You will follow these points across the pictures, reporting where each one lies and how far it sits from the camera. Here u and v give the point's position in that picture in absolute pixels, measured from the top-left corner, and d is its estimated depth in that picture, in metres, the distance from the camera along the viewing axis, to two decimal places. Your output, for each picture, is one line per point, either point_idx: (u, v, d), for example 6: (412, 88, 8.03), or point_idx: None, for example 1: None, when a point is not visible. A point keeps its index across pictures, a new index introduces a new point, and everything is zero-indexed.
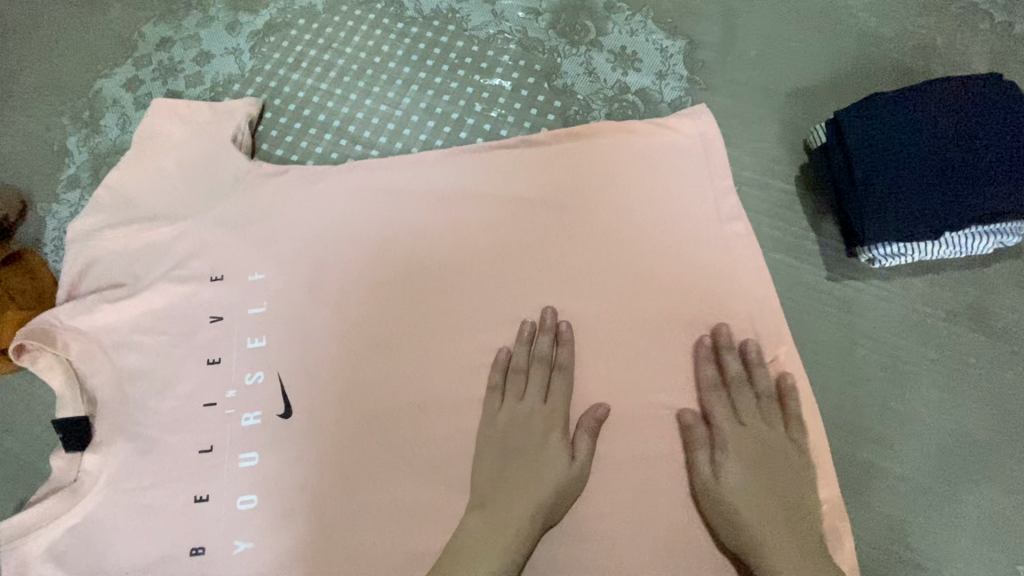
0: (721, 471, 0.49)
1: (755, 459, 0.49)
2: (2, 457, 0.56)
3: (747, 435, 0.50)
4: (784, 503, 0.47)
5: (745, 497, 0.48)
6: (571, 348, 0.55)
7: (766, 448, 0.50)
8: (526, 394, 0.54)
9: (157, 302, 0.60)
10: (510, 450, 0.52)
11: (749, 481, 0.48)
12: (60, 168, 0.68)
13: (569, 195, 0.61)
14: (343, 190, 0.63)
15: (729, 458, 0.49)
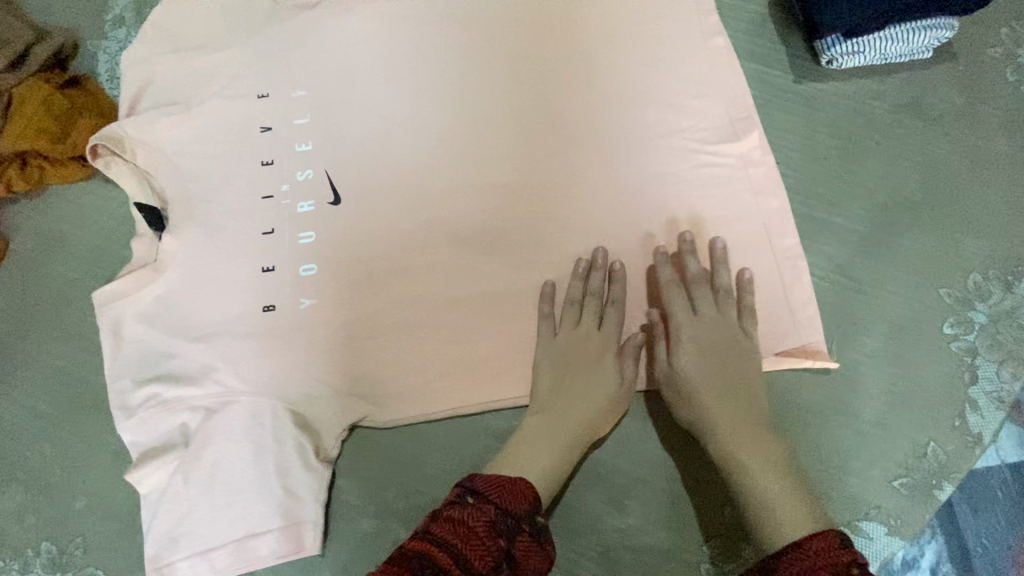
0: (676, 365, 0.56)
1: (706, 348, 0.56)
2: (82, 247, 0.64)
3: (680, 333, 0.57)
4: (729, 394, 0.55)
5: (695, 381, 0.55)
6: (622, 284, 0.60)
7: (720, 340, 0.57)
8: (580, 322, 0.59)
9: (210, 116, 0.67)
10: (564, 369, 0.57)
11: (699, 366, 0.56)
12: (104, 10, 0.74)
13: (572, 21, 0.69)
14: (371, 18, 0.70)
15: (683, 347, 0.57)
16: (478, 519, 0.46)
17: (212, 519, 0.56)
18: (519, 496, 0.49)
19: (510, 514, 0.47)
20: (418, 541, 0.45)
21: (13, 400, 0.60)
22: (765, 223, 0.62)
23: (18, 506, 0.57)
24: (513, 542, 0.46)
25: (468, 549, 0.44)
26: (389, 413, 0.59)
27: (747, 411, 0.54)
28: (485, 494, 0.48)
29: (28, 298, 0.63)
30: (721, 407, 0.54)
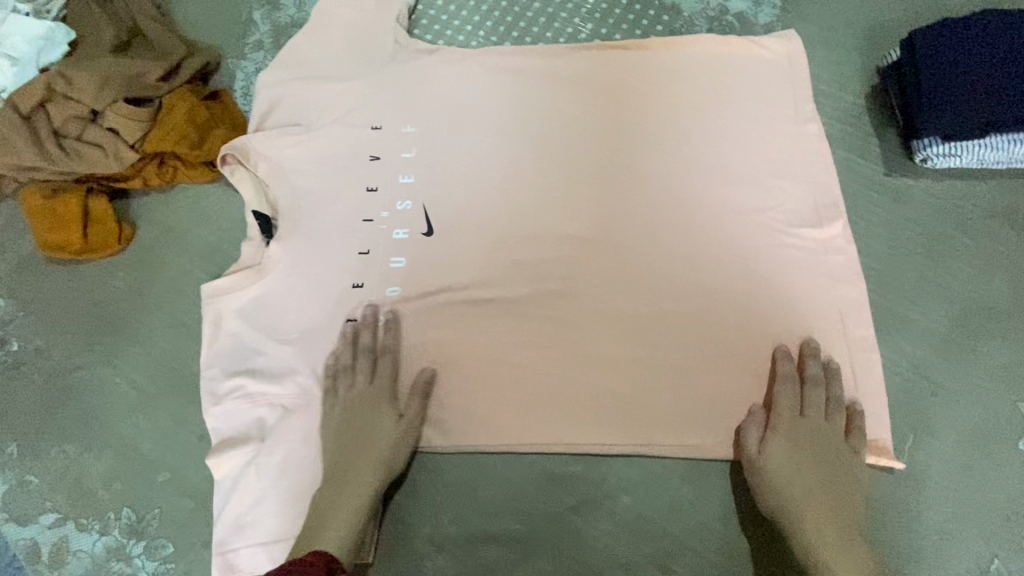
0: (760, 456, 0.57)
1: (801, 441, 0.58)
2: (199, 242, 0.71)
3: (778, 424, 0.58)
4: (825, 481, 0.56)
5: (781, 474, 0.57)
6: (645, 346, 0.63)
7: (821, 438, 0.58)
8: (354, 384, 0.62)
9: (328, 140, 0.74)
10: (343, 420, 0.61)
11: (793, 459, 0.57)
12: (247, 33, 0.82)
13: (669, 93, 0.73)
14: (482, 69, 0.76)
15: (778, 439, 0.58)
16: None
17: (276, 512, 0.60)
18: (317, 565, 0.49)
19: None
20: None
21: (117, 373, 0.66)
22: (840, 312, 0.63)
23: (106, 470, 0.62)
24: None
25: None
26: (451, 440, 0.62)
27: (838, 498, 0.56)
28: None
29: (144, 282, 0.70)
30: (809, 494, 0.56)
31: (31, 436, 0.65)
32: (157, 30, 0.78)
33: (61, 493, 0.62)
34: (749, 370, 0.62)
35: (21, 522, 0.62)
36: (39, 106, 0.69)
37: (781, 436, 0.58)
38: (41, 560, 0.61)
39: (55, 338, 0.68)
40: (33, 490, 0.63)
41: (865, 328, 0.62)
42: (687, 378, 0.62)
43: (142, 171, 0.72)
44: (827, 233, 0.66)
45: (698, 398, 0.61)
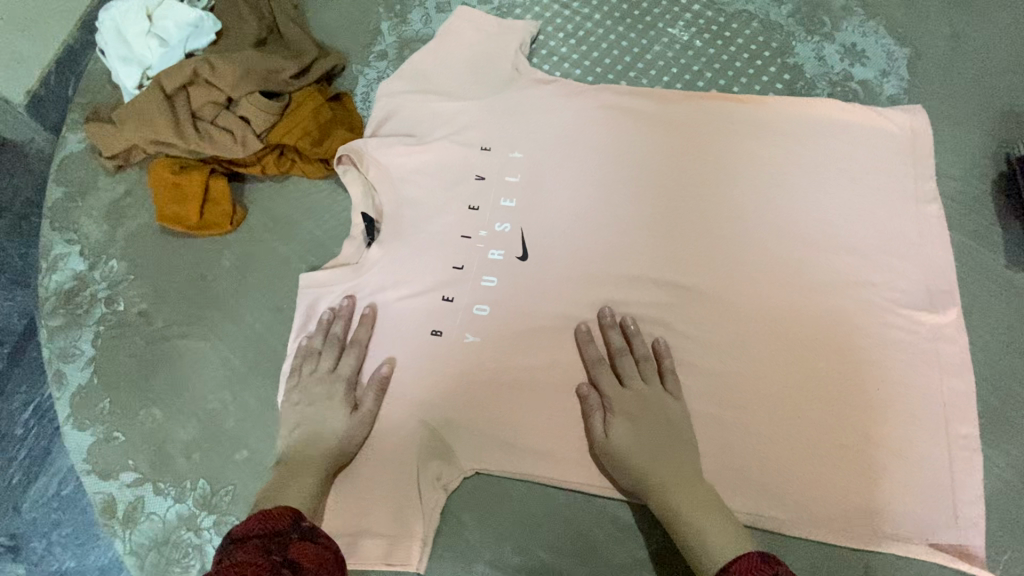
0: (612, 431, 0.59)
1: (636, 415, 0.59)
2: (306, 234, 0.74)
3: (613, 410, 0.60)
4: (658, 448, 0.57)
5: (630, 452, 0.58)
6: (730, 406, 0.62)
7: (651, 409, 0.60)
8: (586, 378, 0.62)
9: (438, 154, 0.76)
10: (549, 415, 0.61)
11: (631, 436, 0.58)
12: (373, 42, 0.86)
13: (782, 153, 0.72)
14: (596, 105, 0.77)
15: (618, 421, 0.59)
16: (248, 551, 0.46)
17: (346, 508, 0.61)
18: (278, 518, 0.51)
19: (275, 534, 0.49)
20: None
21: (211, 347, 0.69)
22: (945, 403, 0.60)
23: (188, 440, 0.65)
24: (286, 548, 0.48)
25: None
26: (522, 468, 0.62)
27: (681, 469, 0.57)
28: (245, 536, 0.48)
29: (250, 265, 0.73)
30: (670, 468, 0.56)
31: (125, 394, 0.68)
32: (294, 31, 0.82)
33: (142, 455, 0.65)
34: (839, 448, 0.59)
35: (102, 476, 0.65)
36: (182, 87, 0.74)
37: (620, 416, 0.60)
38: (116, 516, 0.63)
39: (158, 305, 0.72)
40: (118, 447, 0.65)
41: (970, 425, 0.60)
42: (772, 446, 0.60)
43: (262, 160, 0.76)
44: (938, 319, 0.63)
45: (781, 469, 0.59)
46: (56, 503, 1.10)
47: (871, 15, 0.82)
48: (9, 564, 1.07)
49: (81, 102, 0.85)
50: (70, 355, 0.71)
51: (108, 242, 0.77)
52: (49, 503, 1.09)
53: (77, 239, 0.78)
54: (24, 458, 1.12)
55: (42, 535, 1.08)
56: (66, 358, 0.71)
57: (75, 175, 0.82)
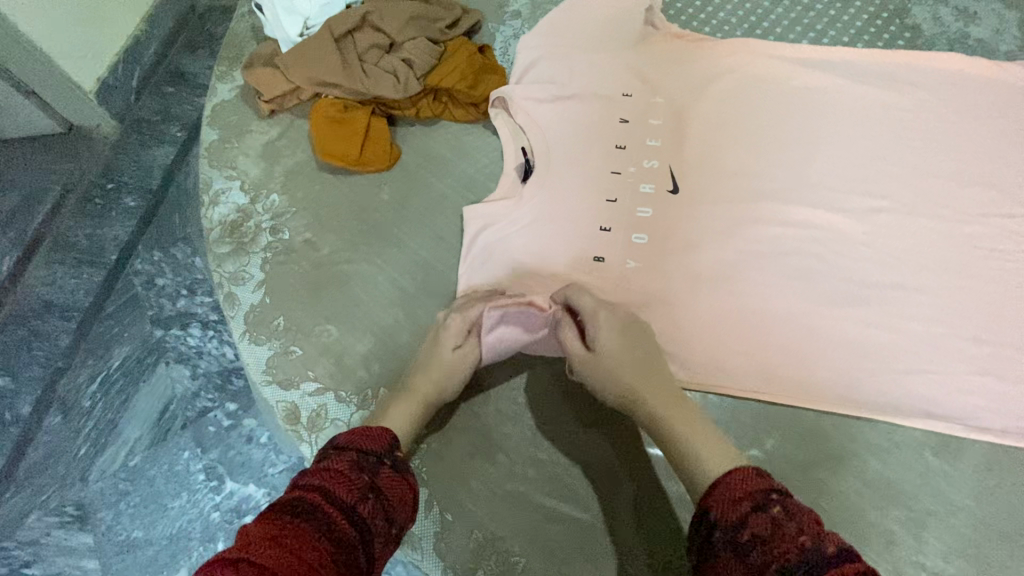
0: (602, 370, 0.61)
1: (624, 327, 0.62)
2: (461, 173, 0.79)
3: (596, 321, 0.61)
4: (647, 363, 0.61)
5: (624, 359, 0.60)
6: (877, 326, 0.67)
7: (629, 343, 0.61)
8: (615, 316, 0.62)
9: (583, 97, 0.80)
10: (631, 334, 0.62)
11: (620, 343, 0.61)
12: (507, 3, 0.91)
13: (909, 100, 0.76)
14: (731, 55, 0.81)
15: (606, 334, 0.61)
16: (343, 462, 0.52)
17: (525, 414, 0.64)
18: (376, 438, 0.56)
19: (371, 454, 0.55)
20: (297, 492, 0.50)
21: (380, 271, 0.73)
22: None
23: (366, 352, 0.69)
24: (376, 472, 0.53)
25: (339, 488, 0.50)
26: (688, 381, 0.66)
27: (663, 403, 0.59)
28: (346, 444, 0.55)
29: (410, 199, 0.78)
30: (658, 390, 0.60)
31: (299, 312, 0.71)
32: None
33: (322, 366, 0.68)
34: (985, 360, 0.65)
35: (283, 385, 0.68)
36: (347, 34, 0.79)
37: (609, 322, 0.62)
38: (300, 422, 0.66)
39: (323, 234, 0.76)
40: (296, 359, 0.69)
41: None
42: (922, 359, 0.65)
43: (417, 104, 0.81)
44: None
45: (926, 380, 0.65)
46: (123, 474, 1.12)
47: None
48: (76, 533, 1.09)
49: (228, 56, 0.90)
50: (240, 278, 0.74)
51: (267, 178, 0.81)
52: (115, 476, 1.12)
53: (236, 176, 0.82)
54: (92, 429, 1.14)
55: (110, 506, 1.11)
56: (236, 281, 0.74)
57: (228, 119, 0.86)
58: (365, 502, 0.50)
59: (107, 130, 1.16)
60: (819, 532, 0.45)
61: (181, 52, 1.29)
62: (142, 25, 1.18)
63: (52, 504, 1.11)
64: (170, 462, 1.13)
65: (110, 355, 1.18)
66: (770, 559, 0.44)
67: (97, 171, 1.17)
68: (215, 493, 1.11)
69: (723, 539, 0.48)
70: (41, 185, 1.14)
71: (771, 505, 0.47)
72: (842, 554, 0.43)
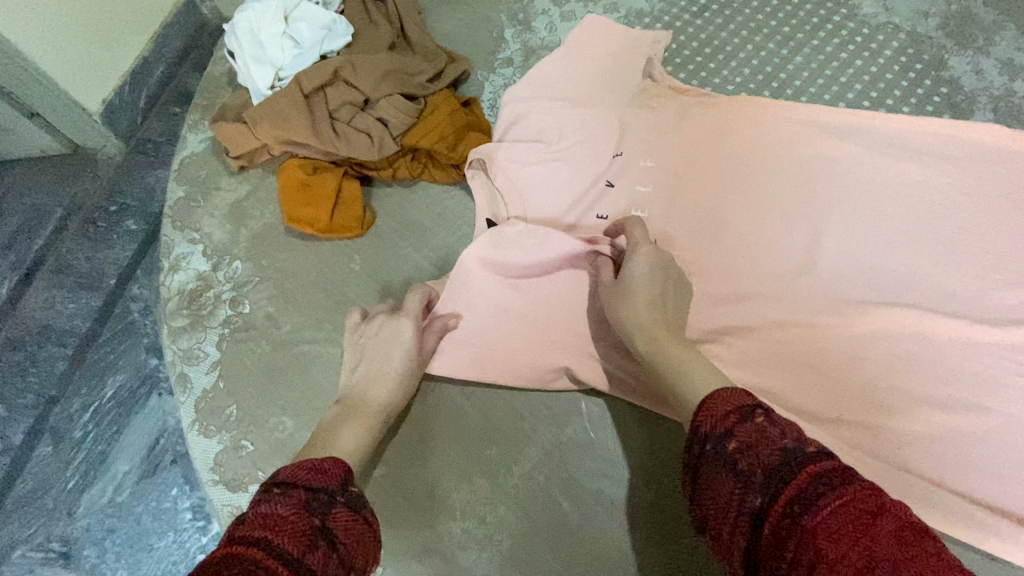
0: (625, 290, 0.53)
1: (663, 262, 0.55)
2: (438, 243, 0.72)
3: (636, 249, 0.55)
4: (672, 309, 0.53)
5: (652, 286, 0.53)
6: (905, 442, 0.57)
7: (668, 284, 0.55)
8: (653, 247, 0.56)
9: (572, 158, 0.71)
10: (670, 275, 0.55)
11: (654, 272, 0.54)
12: (498, 50, 0.85)
13: (941, 177, 0.66)
14: (740, 113, 0.72)
15: (644, 259, 0.55)
16: (286, 506, 0.40)
17: (492, 536, 0.57)
18: (327, 472, 0.44)
19: (321, 491, 0.42)
20: (228, 545, 0.36)
21: None
22: None
23: None
24: (330, 510, 0.41)
25: (282, 537, 0.37)
26: None
27: (677, 334, 0.51)
28: (289, 482, 0.42)
29: (382, 271, 0.71)
30: (673, 329, 0.51)
31: (254, 400, 0.65)
32: (422, 36, 0.81)
33: (273, 467, 0.62)
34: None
35: (231, 487, 0.62)
36: (319, 89, 0.73)
37: (650, 253, 0.55)
38: None
39: (285, 308, 0.70)
40: (246, 456, 0.63)
41: None
42: (951, 484, 0.56)
43: (394, 164, 0.74)
44: None
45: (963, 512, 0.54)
46: (110, 510, 1.01)
47: None
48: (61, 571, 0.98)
49: (201, 103, 0.85)
50: (194, 357, 0.68)
51: (231, 243, 0.75)
52: (102, 511, 1.01)
53: (199, 239, 0.76)
54: (81, 460, 1.04)
55: (94, 543, 0.99)
56: (190, 361, 0.68)
57: (195, 176, 0.80)
58: (316, 551, 0.38)
59: (110, 150, 1.11)
60: (799, 434, 0.39)
61: (190, 74, 1.21)
62: (150, 45, 1.11)
63: (37, 539, 1.00)
64: (158, 498, 1.01)
65: (103, 385, 1.08)
66: (756, 463, 0.38)
67: (101, 192, 1.13)
68: (202, 533, 0.99)
69: (713, 452, 0.40)
70: (46, 208, 1.12)
71: (755, 415, 0.40)
72: (822, 452, 0.37)
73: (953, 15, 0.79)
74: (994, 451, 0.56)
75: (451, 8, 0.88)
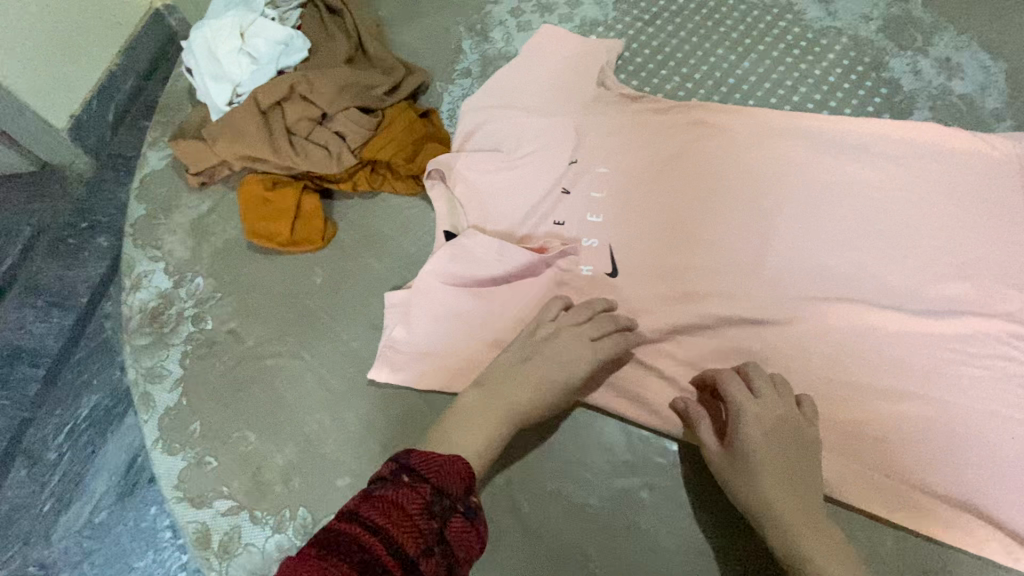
0: (744, 466, 0.52)
1: (773, 425, 0.53)
2: (398, 253, 0.73)
3: (744, 421, 0.53)
4: (791, 476, 0.51)
5: (762, 455, 0.51)
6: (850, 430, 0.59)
7: (789, 448, 0.52)
8: (761, 403, 0.54)
9: (527, 164, 0.73)
10: (790, 437, 0.52)
11: (767, 444, 0.52)
12: (457, 61, 0.86)
13: (881, 177, 0.69)
14: (688, 119, 0.74)
15: (752, 429, 0.52)
16: (413, 501, 0.41)
17: None
18: (453, 473, 0.44)
19: (445, 494, 0.43)
20: (357, 526, 0.38)
21: (308, 367, 0.67)
22: None
23: (287, 464, 0.62)
24: (448, 520, 0.41)
25: (404, 535, 0.39)
26: (642, 495, 0.59)
27: (819, 516, 0.50)
28: (421, 473, 0.43)
29: (343, 282, 0.71)
30: (799, 507, 0.49)
31: (217, 415, 0.65)
32: (380, 48, 0.82)
33: (237, 481, 0.62)
34: (981, 483, 0.56)
35: (195, 503, 0.62)
36: (276, 104, 0.74)
37: (765, 424, 0.53)
38: (211, 547, 0.60)
39: (248, 323, 0.70)
40: (211, 472, 0.63)
41: None
42: (895, 471, 0.58)
43: (353, 176, 0.75)
44: None
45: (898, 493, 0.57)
46: (88, 532, 0.98)
47: (963, 30, 0.81)
48: None
49: (161, 120, 0.85)
50: (157, 375, 0.68)
51: (192, 259, 0.75)
52: (80, 532, 0.98)
53: (161, 256, 0.76)
54: (57, 483, 1.01)
55: (73, 566, 0.96)
56: (153, 379, 0.68)
57: (156, 192, 0.80)
58: (431, 558, 0.39)
59: (81, 166, 1.11)
60: None
61: (161, 86, 1.20)
62: (118, 60, 1.11)
63: (15, 564, 0.97)
64: (137, 517, 0.98)
65: (78, 404, 1.05)
66: None
67: (72, 210, 1.13)
68: (184, 551, 0.95)
69: None
70: (16, 227, 1.11)
71: None
72: None
73: (893, 18, 0.82)
74: (930, 433, 0.58)
75: (410, 20, 0.90)
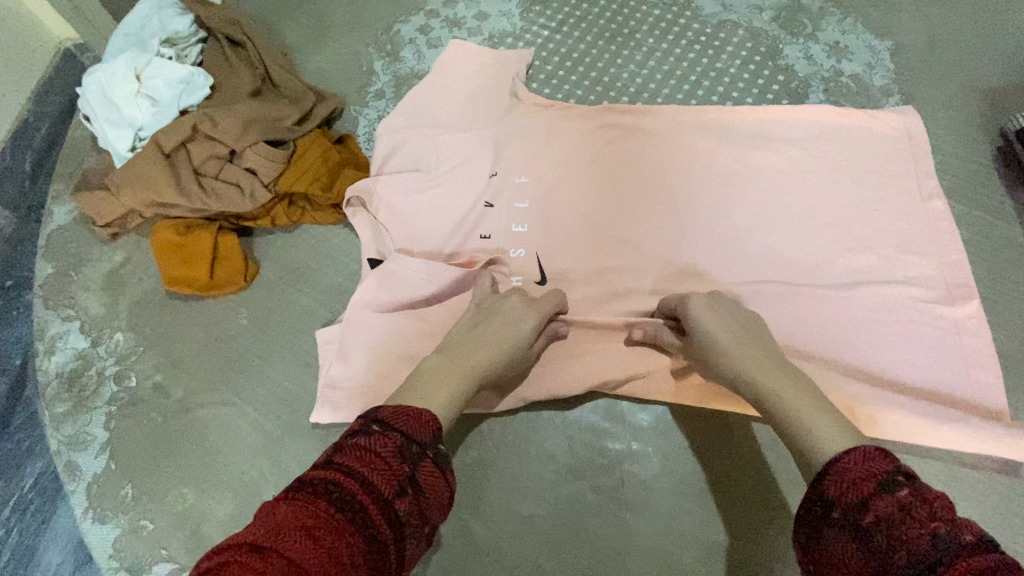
0: (702, 337, 0.52)
1: (716, 299, 0.55)
2: (323, 284, 0.72)
3: (689, 298, 0.55)
4: (744, 334, 0.51)
5: (709, 321, 0.52)
6: None
7: (737, 315, 0.53)
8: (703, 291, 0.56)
9: (446, 182, 0.73)
10: (737, 310, 0.54)
11: (715, 314, 0.53)
12: (369, 83, 0.85)
13: (783, 159, 0.72)
14: (598, 122, 0.76)
15: (699, 304, 0.54)
16: (384, 446, 0.40)
17: None
18: (422, 421, 0.43)
19: (416, 441, 0.41)
20: (329, 470, 0.38)
21: (240, 412, 0.65)
22: (967, 364, 0.62)
23: (227, 516, 0.61)
24: (418, 464, 0.40)
25: (378, 477, 0.38)
26: (586, 496, 0.60)
27: (784, 365, 0.48)
28: (389, 422, 0.42)
29: (270, 321, 0.70)
30: (758, 356, 0.49)
31: (148, 475, 0.63)
32: (286, 77, 0.80)
33: (177, 542, 0.60)
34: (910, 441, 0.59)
35: (134, 570, 0.59)
36: (180, 146, 0.72)
37: (709, 299, 0.55)
38: None
39: (173, 375, 0.67)
40: (147, 535, 0.60)
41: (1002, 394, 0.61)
42: None
43: (271, 212, 0.74)
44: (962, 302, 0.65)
45: None
46: None
47: (848, 13, 0.85)
48: None
49: (63, 172, 0.81)
50: (81, 442, 0.65)
51: (108, 315, 0.72)
52: None
53: (75, 315, 0.72)
54: None
55: None
56: (78, 447, 0.65)
57: (63, 249, 0.76)
58: (404, 497, 0.38)
59: None
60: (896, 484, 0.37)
61: None
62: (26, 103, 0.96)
63: None
64: None
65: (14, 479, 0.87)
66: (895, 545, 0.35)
67: None
68: None
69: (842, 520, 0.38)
70: None
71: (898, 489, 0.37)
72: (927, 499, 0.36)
73: (785, 7, 0.86)
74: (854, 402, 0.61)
75: (318, 48, 0.89)
